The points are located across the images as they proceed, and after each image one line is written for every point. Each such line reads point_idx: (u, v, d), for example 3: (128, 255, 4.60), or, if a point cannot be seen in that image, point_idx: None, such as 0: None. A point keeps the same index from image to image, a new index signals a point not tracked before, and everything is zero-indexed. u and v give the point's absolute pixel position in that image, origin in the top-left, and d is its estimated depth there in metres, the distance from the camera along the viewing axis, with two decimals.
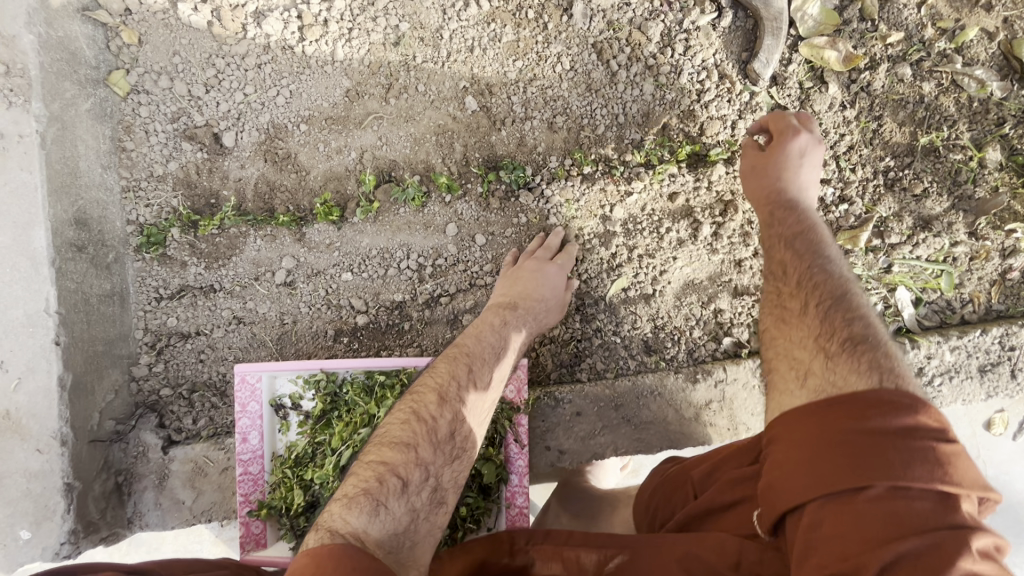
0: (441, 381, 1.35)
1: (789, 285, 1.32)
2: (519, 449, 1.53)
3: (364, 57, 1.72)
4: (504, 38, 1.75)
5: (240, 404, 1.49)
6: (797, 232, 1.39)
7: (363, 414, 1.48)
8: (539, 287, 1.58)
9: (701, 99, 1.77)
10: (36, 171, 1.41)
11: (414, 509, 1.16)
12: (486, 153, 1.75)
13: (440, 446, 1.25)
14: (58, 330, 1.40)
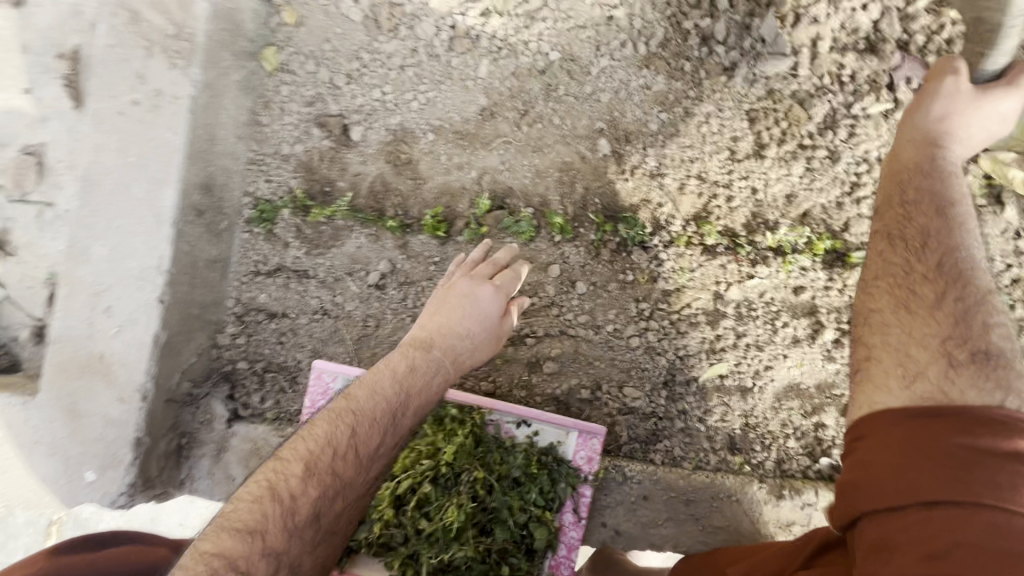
0: (318, 453, 1.25)
1: (914, 270, 1.17)
2: (574, 521, 1.45)
3: (506, 77, 1.67)
4: (654, 87, 1.66)
5: (311, 401, 1.52)
6: (931, 196, 1.24)
7: (429, 443, 1.41)
8: (455, 337, 1.46)
9: (853, 193, 1.61)
10: (180, 133, 1.45)
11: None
12: (607, 200, 1.67)
13: (295, 530, 1.18)
14: (162, 288, 1.43)
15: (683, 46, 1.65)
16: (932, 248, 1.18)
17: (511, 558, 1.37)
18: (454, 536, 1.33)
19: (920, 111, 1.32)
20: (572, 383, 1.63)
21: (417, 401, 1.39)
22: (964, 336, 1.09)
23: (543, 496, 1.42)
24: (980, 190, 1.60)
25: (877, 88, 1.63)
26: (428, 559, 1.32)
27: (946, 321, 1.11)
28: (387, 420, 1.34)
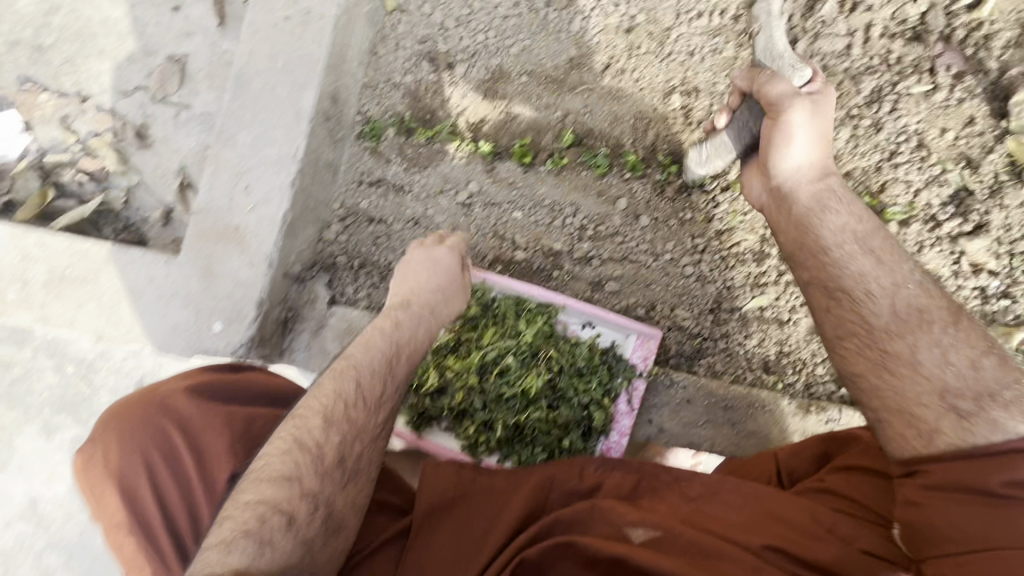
0: (331, 409, 1.37)
1: (833, 283, 1.39)
2: (628, 410, 1.66)
3: (595, 33, 1.91)
4: (723, 53, 1.89)
5: None
6: (836, 240, 1.41)
7: (511, 328, 1.66)
8: (441, 298, 1.59)
9: (892, 159, 1.84)
10: (323, 46, 1.69)
11: (304, 542, 1.28)
12: (674, 147, 1.89)
13: (327, 473, 1.33)
14: (295, 175, 1.66)
15: (752, 21, 1.89)
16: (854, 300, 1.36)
17: (570, 431, 1.63)
18: (527, 402, 1.63)
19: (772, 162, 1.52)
20: (629, 301, 1.86)
21: (406, 352, 1.52)
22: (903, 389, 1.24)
23: (601, 386, 1.65)
24: (1004, 167, 1.79)
25: (919, 72, 1.85)
26: (504, 419, 1.62)
27: (885, 369, 1.28)
28: (392, 378, 1.48)
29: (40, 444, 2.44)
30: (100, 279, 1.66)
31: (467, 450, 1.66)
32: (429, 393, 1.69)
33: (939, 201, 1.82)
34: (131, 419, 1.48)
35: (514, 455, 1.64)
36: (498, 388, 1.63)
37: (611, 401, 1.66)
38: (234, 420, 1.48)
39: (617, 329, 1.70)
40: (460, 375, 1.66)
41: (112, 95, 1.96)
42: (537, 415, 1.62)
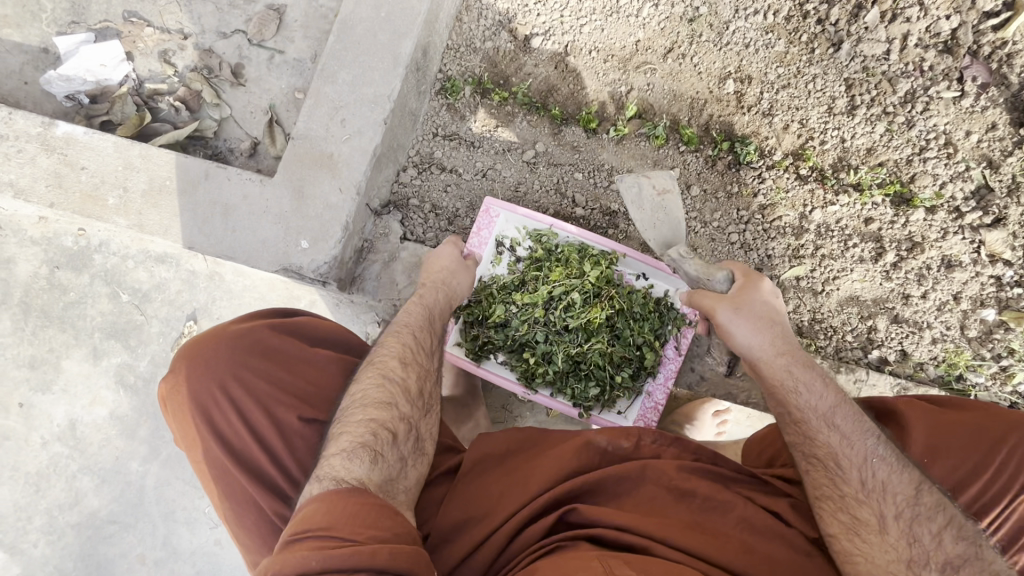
0: (401, 356, 1.52)
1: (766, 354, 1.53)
2: (675, 354, 1.82)
3: (662, 20, 2.10)
4: (775, 47, 2.09)
5: (478, 227, 1.89)
6: (775, 335, 1.54)
7: (576, 269, 1.78)
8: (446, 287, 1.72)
9: (921, 154, 2.03)
10: (424, 2, 1.85)
11: (402, 458, 1.39)
12: (726, 127, 2.08)
13: (413, 400, 1.48)
14: (388, 113, 1.81)
15: (803, 21, 2.10)
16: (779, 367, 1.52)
17: (622, 367, 1.76)
18: (587, 337, 1.75)
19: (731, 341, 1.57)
20: None
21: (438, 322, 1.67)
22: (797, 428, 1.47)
23: (653, 330, 1.79)
24: (1021, 169, 1.99)
25: (949, 79, 2.06)
26: (565, 351, 1.75)
27: (781, 412, 1.51)
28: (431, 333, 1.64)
29: (85, 368, 2.51)
30: (196, 192, 1.78)
31: (524, 378, 1.82)
32: (492, 325, 1.81)
33: (962, 195, 2.00)
34: (194, 373, 1.59)
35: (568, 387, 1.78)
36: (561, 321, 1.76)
37: (661, 343, 1.80)
38: (278, 361, 1.62)
39: (673, 280, 1.86)
40: (525, 309, 1.78)
41: (212, 35, 2.12)
42: (595, 350, 1.74)
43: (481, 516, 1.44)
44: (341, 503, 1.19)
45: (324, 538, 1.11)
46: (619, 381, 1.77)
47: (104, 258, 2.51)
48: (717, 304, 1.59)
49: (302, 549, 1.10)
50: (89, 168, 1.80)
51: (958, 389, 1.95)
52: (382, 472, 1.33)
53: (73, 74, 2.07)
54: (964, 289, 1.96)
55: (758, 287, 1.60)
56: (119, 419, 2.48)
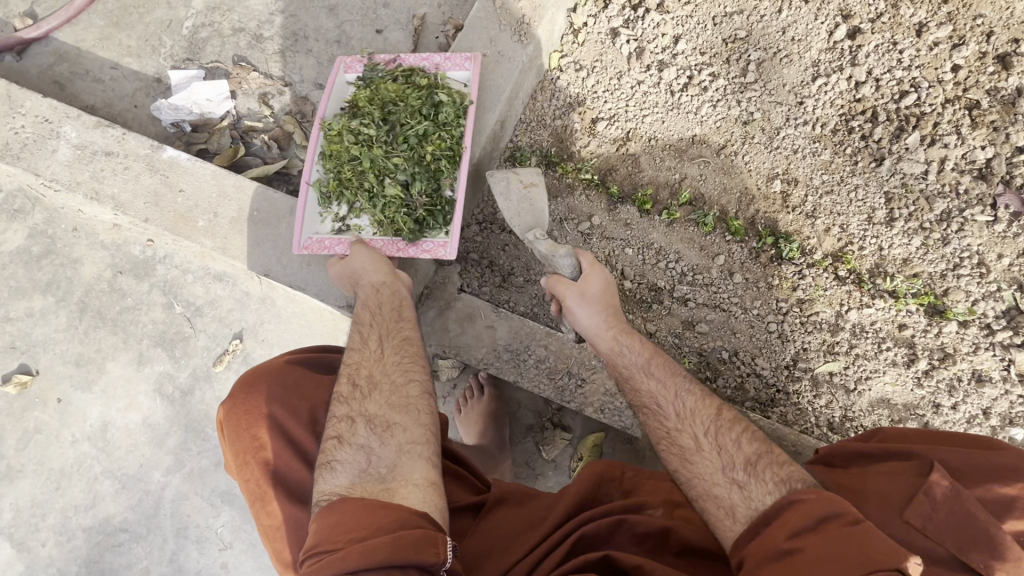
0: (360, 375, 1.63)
1: (637, 361, 1.76)
2: (443, 60, 1.98)
3: (717, 120, 2.30)
4: (820, 155, 2.26)
5: (333, 251, 1.85)
6: (609, 315, 1.81)
7: (346, 152, 1.83)
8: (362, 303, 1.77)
9: (955, 271, 2.13)
10: (508, 83, 2.08)
11: (366, 446, 1.49)
12: (771, 223, 2.22)
13: (348, 398, 1.59)
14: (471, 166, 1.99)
15: (848, 135, 2.28)
16: (645, 355, 1.76)
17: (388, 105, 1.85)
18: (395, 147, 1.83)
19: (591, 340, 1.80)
20: (716, 343, 2.09)
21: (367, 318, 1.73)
22: (688, 428, 1.62)
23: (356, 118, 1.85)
24: None
25: (983, 204, 2.21)
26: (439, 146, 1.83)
27: (655, 396, 1.69)
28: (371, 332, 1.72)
29: (128, 372, 2.59)
30: (281, 225, 1.92)
31: (456, 164, 1.85)
32: (390, 154, 1.81)
33: (993, 312, 2.09)
34: (247, 401, 1.67)
35: (462, 117, 1.87)
36: (380, 116, 1.83)
37: (422, 69, 1.95)
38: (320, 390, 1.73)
39: (340, 88, 1.99)
40: (396, 143, 1.82)
41: (309, 85, 2.34)
42: (411, 103, 1.84)
43: (503, 551, 1.58)
44: (329, 520, 1.30)
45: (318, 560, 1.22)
46: (445, 86, 1.92)
47: (166, 270, 2.64)
48: (566, 291, 1.82)
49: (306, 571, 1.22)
50: (186, 191, 1.96)
51: None
52: (349, 472, 1.45)
53: (181, 104, 2.28)
54: (993, 405, 2.01)
55: (591, 267, 1.85)
56: (151, 427, 2.53)
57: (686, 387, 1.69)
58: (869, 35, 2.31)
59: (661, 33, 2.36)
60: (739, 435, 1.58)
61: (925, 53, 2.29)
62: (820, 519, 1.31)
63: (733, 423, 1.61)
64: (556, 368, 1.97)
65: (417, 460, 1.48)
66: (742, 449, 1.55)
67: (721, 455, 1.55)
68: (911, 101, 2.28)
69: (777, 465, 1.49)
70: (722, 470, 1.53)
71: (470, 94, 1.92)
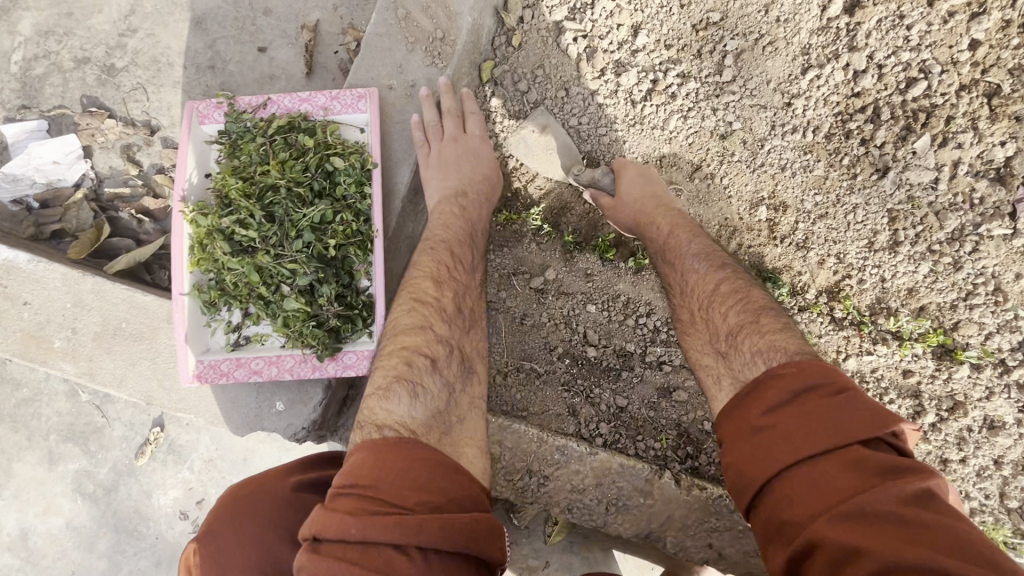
0: (445, 237, 1.59)
1: (652, 237, 1.69)
2: (329, 99, 1.54)
3: (690, 135, 1.91)
4: (813, 170, 1.90)
5: (231, 374, 1.48)
6: (642, 198, 1.74)
7: (219, 253, 1.41)
8: (464, 155, 1.66)
9: (967, 300, 1.84)
10: (425, 122, 1.64)
11: (447, 383, 1.42)
12: (755, 260, 1.90)
13: (451, 319, 1.49)
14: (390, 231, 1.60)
15: (844, 142, 1.91)
16: (660, 239, 1.67)
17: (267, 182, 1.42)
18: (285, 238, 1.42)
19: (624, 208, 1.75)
20: (696, 414, 1.81)
21: (479, 218, 1.69)
22: (694, 308, 1.55)
23: (227, 206, 1.42)
24: None
25: (1000, 215, 1.86)
26: (344, 230, 1.45)
27: (671, 269, 1.63)
28: (475, 203, 1.67)
29: (39, 473, 2.28)
30: (157, 339, 1.55)
31: (368, 248, 1.48)
32: (272, 247, 1.42)
33: (1011, 346, 1.81)
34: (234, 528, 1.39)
35: (368, 186, 1.49)
36: (256, 195, 1.42)
37: (303, 119, 1.52)
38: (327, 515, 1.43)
39: (201, 150, 1.56)
40: (286, 233, 1.42)
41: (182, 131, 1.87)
42: (297, 179, 1.43)
43: None
44: (400, 458, 1.17)
45: (368, 494, 1.11)
46: (338, 141, 1.51)
47: None
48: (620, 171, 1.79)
49: (336, 506, 1.10)
50: (32, 304, 1.56)
51: None
52: (427, 407, 1.33)
53: (21, 173, 1.82)
54: (1006, 454, 1.79)
55: (632, 163, 1.80)
56: (76, 531, 2.26)
57: (695, 249, 1.60)
58: (872, 8, 1.85)
59: (616, 24, 1.89)
60: (734, 300, 1.46)
61: (937, 27, 1.85)
62: (800, 390, 1.16)
63: (733, 292, 1.47)
64: (514, 468, 1.70)
65: (478, 413, 1.48)
66: (734, 309, 1.44)
67: (716, 328, 1.46)
68: (921, 91, 1.87)
69: (762, 335, 1.34)
70: (716, 342, 1.45)
71: (372, 150, 1.53)
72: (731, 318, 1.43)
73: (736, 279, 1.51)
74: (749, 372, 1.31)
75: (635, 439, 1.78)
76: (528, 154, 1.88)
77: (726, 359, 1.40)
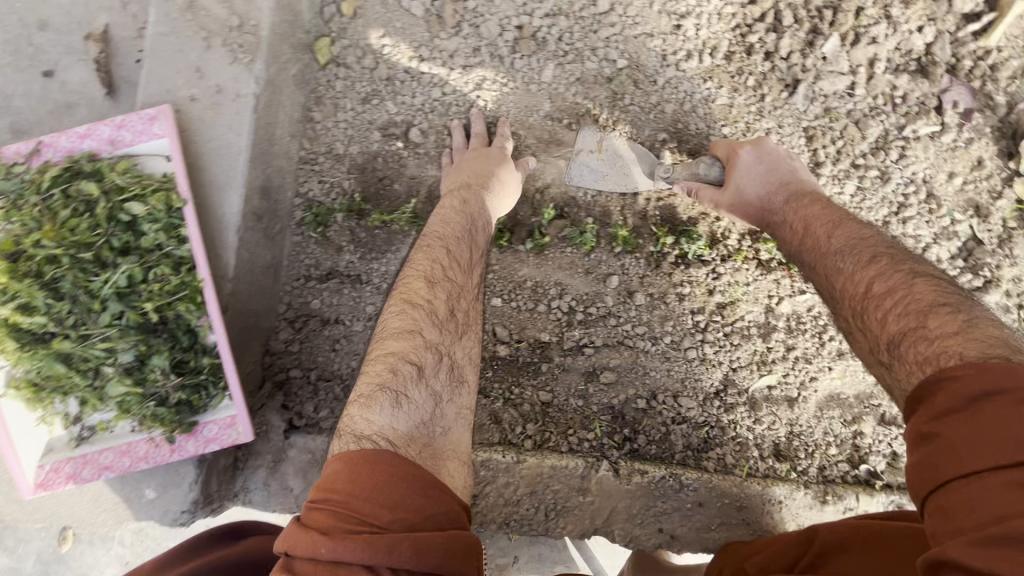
0: (442, 234, 1.44)
1: (790, 224, 1.42)
2: (115, 129, 1.26)
3: (572, 84, 1.63)
4: (717, 100, 1.66)
5: (84, 473, 1.27)
6: (770, 189, 1.48)
7: (22, 345, 1.19)
8: (488, 164, 1.53)
9: (900, 214, 1.69)
10: (243, 133, 1.34)
11: (434, 394, 1.23)
12: (667, 212, 1.68)
13: (442, 325, 1.31)
14: (233, 270, 1.35)
15: (746, 59, 1.66)
16: (796, 239, 1.39)
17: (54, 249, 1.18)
18: (95, 311, 1.21)
19: (746, 192, 1.49)
20: (628, 393, 1.66)
21: (484, 223, 1.49)
22: (843, 312, 1.20)
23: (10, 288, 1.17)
24: (1012, 214, 1.69)
25: (926, 111, 1.68)
26: (166, 287, 1.23)
27: (813, 266, 1.31)
28: (479, 201, 1.50)
29: None
30: None
31: (200, 301, 1.26)
32: (76, 330, 1.21)
33: (948, 255, 1.71)
34: None
35: (184, 228, 1.25)
36: (33, 273, 1.18)
37: (88, 161, 1.24)
38: None
39: None
40: (95, 306, 1.20)
41: None
42: (94, 240, 1.21)
43: None
44: (372, 466, 1.04)
45: (341, 509, 1.00)
46: (135, 180, 1.24)
47: None
48: (728, 150, 1.53)
49: (311, 521, 1.01)
50: None
51: None
52: (409, 419, 1.17)
53: None
54: None
55: (743, 143, 1.53)
56: None
57: (842, 242, 1.26)
58: None
59: None
60: (891, 296, 1.08)
61: None
62: (974, 395, 0.82)
63: (892, 289, 1.09)
64: None
65: (467, 423, 1.27)
66: (887, 305, 1.08)
67: (869, 337, 1.10)
68: None
69: (931, 341, 0.96)
70: (874, 354, 1.09)
71: (180, 185, 1.26)
72: (884, 321, 1.07)
73: (899, 265, 1.14)
74: (909, 382, 0.97)
75: (566, 433, 1.64)
76: (598, 180, 1.65)
77: (888, 365, 1.04)
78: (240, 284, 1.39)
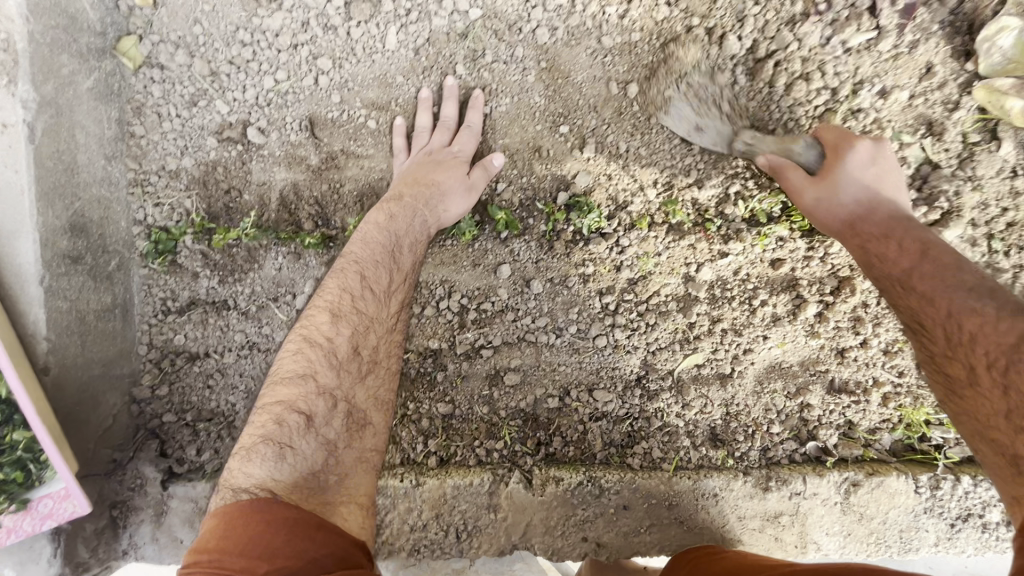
0: (358, 256, 1.21)
1: (901, 266, 1.14)
2: None
3: (421, 47, 1.40)
4: (597, 41, 1.40)
5: None
6: (860, 201, 1.22)
7: None
8: (435, 169, 1.34)
9: None
10: (23, 169, 1.18)
11: (327, 443, 1.01)
12: (557, 183, 1.44)
13: (342, 366, 1.07)
14: (45, 325, 1.22)
15: None
16: (902, 281, 1.14)
17: None
18: None
19: (840, 197, 1.22)
20: (538, 393, 1.48)
21: (411, 237, 1.27)
22: (962, 359, 1.03)
23: None
24: (974, 125, 1.39)
25: (858, 14, 1.35)
26: None
27: (925, 302, 1.10)
28: (406, 214, 1.28)
29: None
30: None
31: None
32: None
33: None
34: None
35: None
36: None
37: None
38: None
39: None
40: None
41: None
42: None
43: None
44: (245, 517, 0.85)
45: (211, 569, 0.79)
46: None
47: None
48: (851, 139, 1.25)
49: None
50: None
51: (922, 457, 1.46)
52: (296, 470, 0.96)
53: None
54: None
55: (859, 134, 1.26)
56: None
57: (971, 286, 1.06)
58: None
59: None
60: None
61: None
62: None
63: None
64: None
65: (371, 475, 1.03)
66: None
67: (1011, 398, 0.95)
68: None
69: None
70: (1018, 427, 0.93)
71: None
72: None
73: None
74: None
75: (472, 445, 1.48)
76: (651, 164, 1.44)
77: None
78: (63, 338, 1.25)
